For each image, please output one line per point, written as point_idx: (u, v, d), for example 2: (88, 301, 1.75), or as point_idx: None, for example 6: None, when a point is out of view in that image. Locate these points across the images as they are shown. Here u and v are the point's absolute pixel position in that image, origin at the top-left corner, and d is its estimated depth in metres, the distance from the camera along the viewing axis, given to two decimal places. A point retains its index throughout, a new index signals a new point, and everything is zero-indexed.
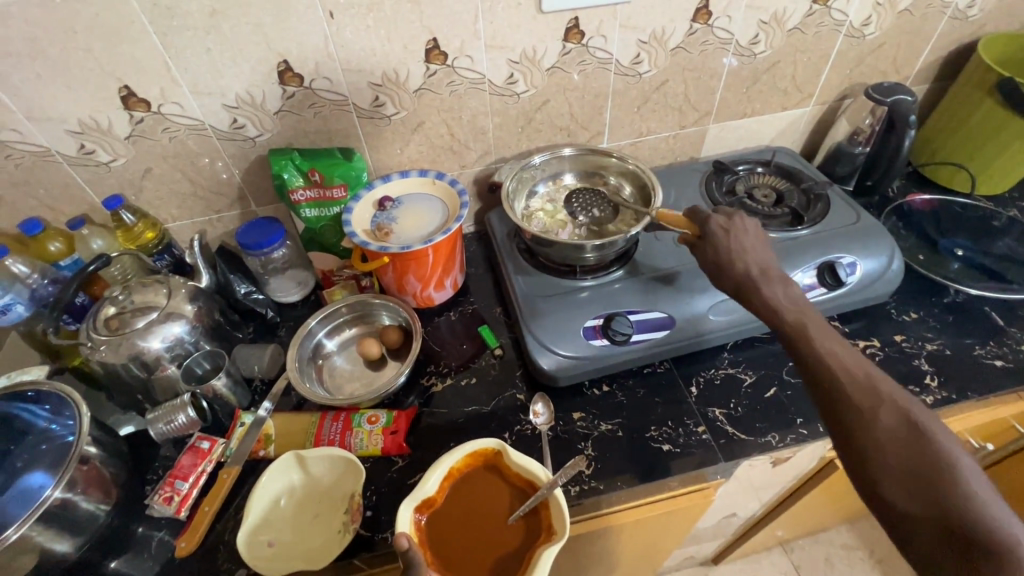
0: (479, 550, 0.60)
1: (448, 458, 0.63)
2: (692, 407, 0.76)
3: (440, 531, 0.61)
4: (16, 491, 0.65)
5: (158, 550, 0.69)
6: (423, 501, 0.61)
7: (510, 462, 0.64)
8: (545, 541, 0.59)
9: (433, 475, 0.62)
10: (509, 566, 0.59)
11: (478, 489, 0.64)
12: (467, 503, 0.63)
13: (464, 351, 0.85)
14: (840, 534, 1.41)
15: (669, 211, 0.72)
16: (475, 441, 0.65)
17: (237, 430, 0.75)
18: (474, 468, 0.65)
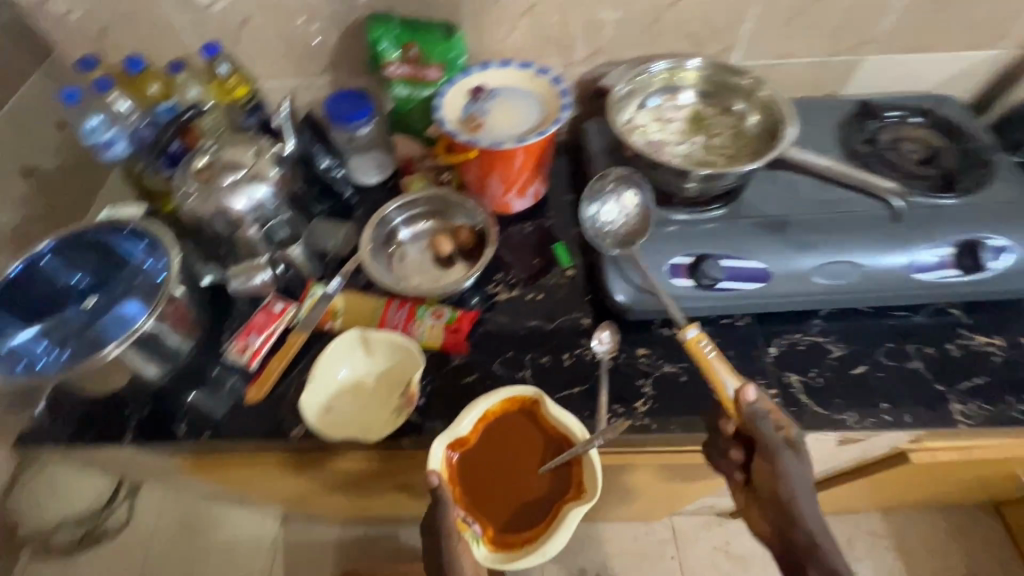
0: (509, 490, 0.65)
1: (484, 402, 0.64)
2: (767, 368, 0.71)
3: (472, 465, 0.65)
4: (112, 317, 0.69)
5: (228, 393, 0.74)
6: (456, 440, 0.63)
7: (546, 413, 0.65)
8: (576, 496, 0.63)
9: (468, 417, 0.63)
10: (535, 511, 0.64)
11: (510, 431, 0.66)
12: (500, 444, 0.66)
13: (534, 265, 0.82)
14: (871, 519, 1.37)
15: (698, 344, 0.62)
16: (513, 390, 0.65)
17: (308, 299, 0.77)
18: (509, 411, 0.66)
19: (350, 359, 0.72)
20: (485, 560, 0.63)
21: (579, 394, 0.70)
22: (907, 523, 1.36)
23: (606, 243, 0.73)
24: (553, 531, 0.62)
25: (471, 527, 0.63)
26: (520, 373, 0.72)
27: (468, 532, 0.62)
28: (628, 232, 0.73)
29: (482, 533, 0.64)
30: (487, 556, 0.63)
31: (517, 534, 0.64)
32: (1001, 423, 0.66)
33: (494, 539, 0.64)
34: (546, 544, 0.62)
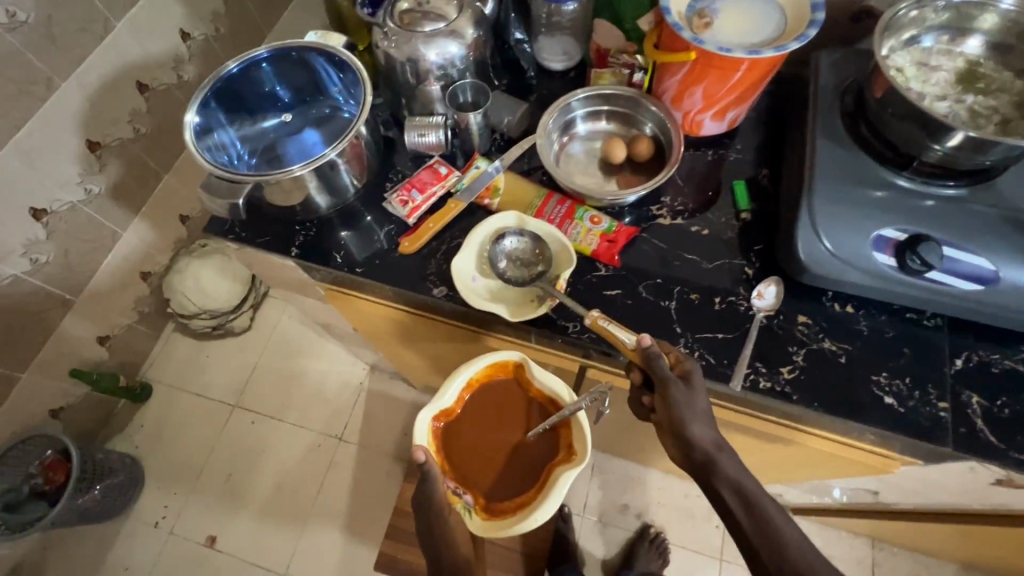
0: (499, 455, 0.72)
1: (468, 368, 0.71)
2: (944, 379, 0.62)
3: (462, 428, 0.73)
4: (293, 140, 0.76)
5: (383, 240, 0.77)
6: (442, 410, 0.71)
7: (530, 376, 0.72)
8: (567, 459, 0.70)
9: (452, 387, 0.71)
10: (525, 479, 0.71)
11: (499, 395, 0.74)
12: (487, 409, 0.74)
13: (705, 198, 0.76)
14: (944, 567, 1.27)
15: (600, 323, 0.62)
16: (499, 353, 0.72)
17: (471, 170, 0.78)
18: (496, 378, 0.74)
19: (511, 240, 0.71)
20: (478, 528, 0.69)
21: (723, 341, 0.66)
22: None
23: (533, 278, 0.69)
24: (543, 497, 0.69)
25: (462, 498, 0.70)
26: (665, 302, 0.69)
27: (460, 503, 0.69)
28: (533, 260, 0.71)
29: (473, 504, 0.70)
30: (481, 525, 0.69)
31: (509, 500, 0.70)
32: None
33: (487, 507, 0.71)
34: (538, 508, 0.67)
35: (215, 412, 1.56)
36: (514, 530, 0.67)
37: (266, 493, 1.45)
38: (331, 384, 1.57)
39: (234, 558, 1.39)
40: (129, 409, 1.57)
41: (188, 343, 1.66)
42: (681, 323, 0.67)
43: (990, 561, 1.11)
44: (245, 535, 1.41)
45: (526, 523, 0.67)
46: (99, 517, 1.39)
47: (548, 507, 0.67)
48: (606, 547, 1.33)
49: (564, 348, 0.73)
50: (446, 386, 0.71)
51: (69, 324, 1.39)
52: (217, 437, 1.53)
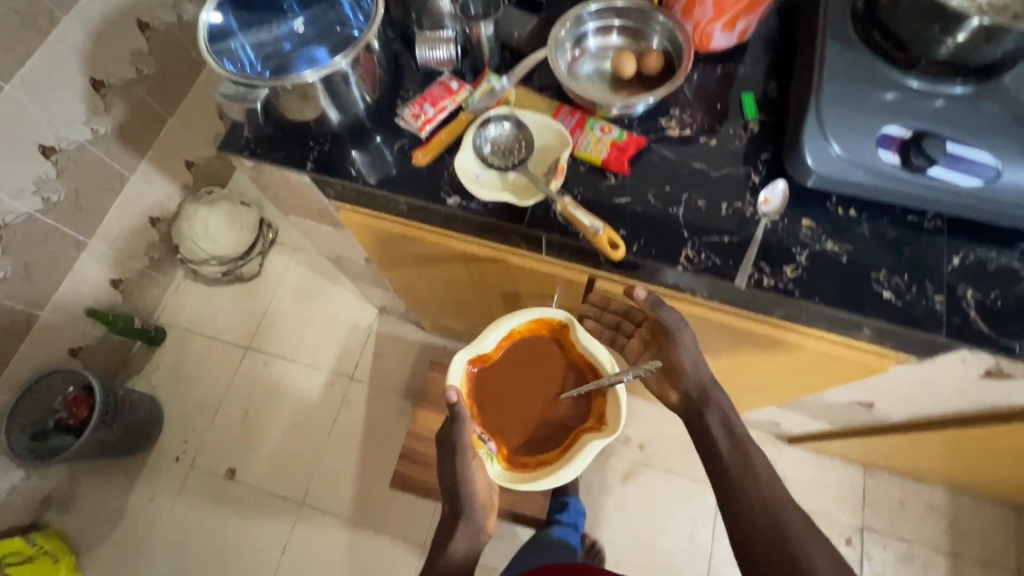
0: (529, 412, 0.76)
1: (513, 319, 0.76)
2: (941, 275, 0.65)
3: (496, 379, 0.77)
4: (300, 56, 0.74)
5: (395, 155, 0.78)
6: (480, 355, 0.76)
7: (574, 339, 0.77)
8: (596, 428, 0.74)
9: (493, 334, 0.75)
10: (551, 439, 0.75)
11: (539, 351, 0.78)
12: (523, 362, 0.78)
13: (715, 112, 0.77)
14: (932, 491, 1.33)
15: (572, 210, 0.66)
16: (545, 312, 0.76)
17: (482, 85, 0.77)
18: (538, 333, 0.78)
19: (496, 134, 0.73)
20: (498, 475, 0.74)
21: (729, 243, 0.68)
22: (970, 508, 1.31)
23: (511, 166, 0.71)
24: (566, 459, 0.73)
25: (486, 443, 0.74)
26: (673, 209, 0.70)
27: (484, 448, 0.73)
28: (516, 147, 0.73)
29: (496, 451, 0.75)
30: (501, 473, 0.74)
31: (531, 455, 0.75)
32: None
33: (508, 457, 0.75)
34: (560, 470, 0.72)
35: (229, 354, 1.60)
36: (535, 484, 0.72)
37: (282, 428, 1.51)
38: (341, 327, 1.60)
39: (253, 488, 1.45)
40: (145, 351, 1.61)
41: (200, 289, 1.68)
42: (689, 227, 0.69)
43: (977, 480, 1.16)
44: (262, 467, 1.47)
45: (547, 479, 0.71)
46: (121, 451, 1.45)
47: (571, 468, 0.71)
48: (608, 474, 1.38)
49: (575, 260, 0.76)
50: (487, 333, 0.75)
51: (83, 265, 1.41)
52: (232, 377, 1.57)
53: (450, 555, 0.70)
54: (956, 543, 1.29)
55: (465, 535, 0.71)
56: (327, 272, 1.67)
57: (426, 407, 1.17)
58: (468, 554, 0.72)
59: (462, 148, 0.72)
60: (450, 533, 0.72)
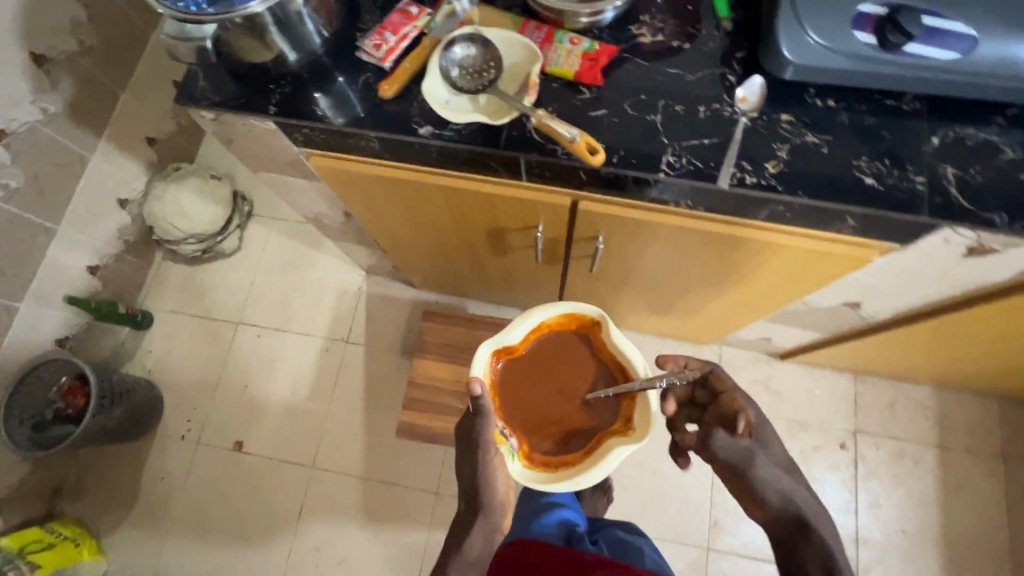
0: (554, 412, 0.75)
1: (542, 312, 0.77)
2: (922, 156, 0.65)
3: (520, 375, 0.76)
4: None
5: (361, 90, 0.75)
6: (507, 346, 0.76)
7: (603, 338, 0.77)
8: (622, 433, 0.73)
9: (521, 326, 0.76)
10: (574, 441, 0.74)
11: (566, 348, 0.78)
12: (550, 357, 0.77)
13: (687, 14, 0.74)
14: (920, 390, 1.38)
15: (548, 124, 0.64)
16: (577, 307, 0.77)
17: (442, 8, 0.72)
18: (566, 329, 0.79)
19: (463, 55, 0.70)
20: (519, 473, 0.73)
21: (709, 146, 0.67)
22: (956, 402, 1.36)
23: (482, 87, 0.69)
24: (590, 463, 0.72)
25: (508, 440, 0.73)
26: (651, 117, 0.69)
27: (506, 445, 0.72)
28: (484, 68, 0.70)
29: (517, 449, 0.73)
30: (522, 471, 0.73)
31: (553, 456, 0.74)
32: None
33: (530, 456, 0.74)
34: (582, 473, 0.71)
35: (220, 331, 1.58)
36: (557, 486, 0.71)
37: (283, 398, 1.51)
38: (330, 293, 1.59)
39: (263, 458, 1.47)
40: (134, 337, 1.59)
41: (181, 270, 1.65)
42: (668, 134, 0.68)
43: (963, 373, 1.20)
44: (269, 437, 1.49)
45: (569, 482, 0.71)
46: (126, 436, 1.45)
47: (595, 472, 0.71)
48: None
49: (557, 184, 0.74)
50: (515, 324, 0.76)
51: (55, 253, 1.37)
52: (227, 353, 1.56)
53: (464, 553, 0.67)
54: (944, 436, 1.35)
55: (479, 533, 0.68)
56: (309, 239, 1.64)
57: (423, 357, 1.17)
58: (480, 555, 0.68)
59: (428, 73, 0.69)
60: (465, 531, 0.68)
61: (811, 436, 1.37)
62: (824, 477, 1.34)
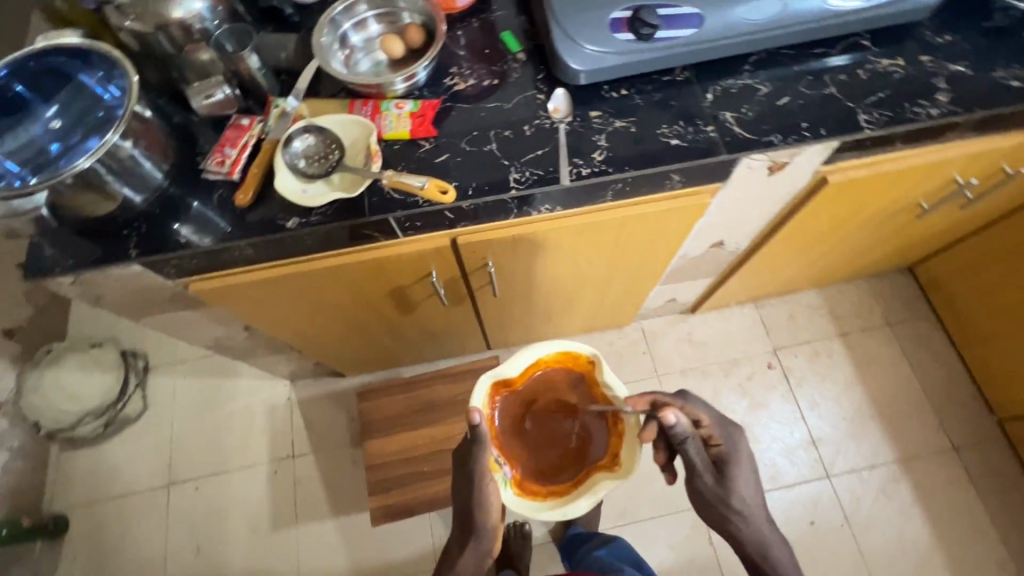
0: (548, 442, 0.79)
1: (540, 349, 0.80)
2: (705, 110, 0.79)
3: (516, 406, 0.80)
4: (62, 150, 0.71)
5: (218, 206, 0.77)
6: (503, 379, 0.80)
7: (595, 376, 0.81)
8: (607, 469, 0.77)
9: (517, 361, 0.80)
10: (564, 472, 0.78)
11: (560, 381, 0.82)
12: (545, 388, 0.81)
13: (487, 56, 0.85)
14: (809, 296, 1.57)
15: (398, 182, 0.72)
16: (572, 346, 0.81)
17: (273, 111, 0.79)
18: (560, 366, 0.82)
19: (307, 146, 0.76)
20: (509, 499, 0.76)
21: (543, 155, 0.77)
22: (839, 294, 1.57)
23: (331, 169, 0.74)
24: (578, 494, 0.76)
25: (502, 468, 0.76)
26: (487, 147, 0.78)
27: (500, 471, 0.76)
28: (328, 151, 0.75)
29: (510, 476, 0.77)
30: (512, 498, 0.76)
31: (543, 485, 0.77)
32: (900, 123, 0.77)
33: (521, 483, 0.77)
34: (568, 505, 0.75)
35: (150, 501, 1.44)
36: (544, 513, 0.75)
37: (243, 542, 1.40)
38: (259, 415, 1.51)
39: None
40: (50, 548, 1.40)
41: (84, 454, 1.49)
42: (507, 156, 0.77)
43: (830, 269, 1.39)
44: None
45: (555, 511, 0.75)
46: None
47: (581, 504, 0.75)
48: None
49: (431, 230, 0.81)
50: (513, 358, 0.80)
51: None
52: (166, 521, 1.42)
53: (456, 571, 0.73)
54: (840, 326, 1.54)
55: (471, 556, 0.74)
56: (219, 369, 1.56)
57: (373, 436, 1.15)
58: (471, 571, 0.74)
59: (277, 172, 0.74)
60: (459, 553, 0.74)
61: (743, 368, 1.50)
62: (767, 398, 1.47)
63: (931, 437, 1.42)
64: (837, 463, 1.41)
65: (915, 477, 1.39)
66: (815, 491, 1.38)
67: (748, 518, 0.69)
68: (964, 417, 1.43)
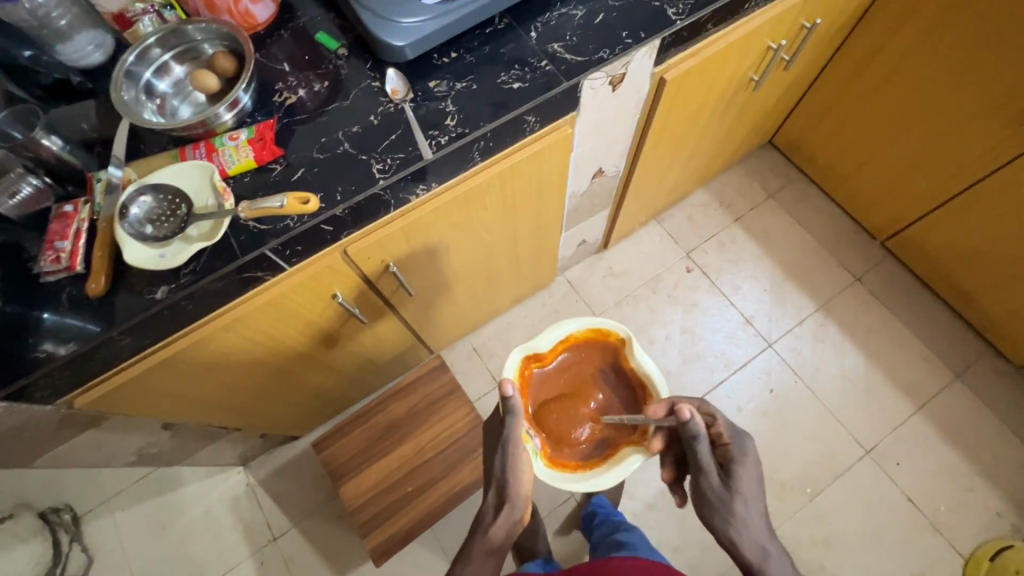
0: (581, 414, 0.89)
1: (571, 326, 0.91)
2: (534, 48, 0.81)
3: (546, 382, 0.90)
4: None
5: (72, 303, 0.69)
6: (535, 354, 0.90)
7: (627, 354, 0.91)
8: (636, 442, 0.85)
9: (547, 338, 0.90)
10: (596, 445, 0.88)
11: (593, 355, 0.92)
12: (577, 362, 0.92)
13: (308, 62, 0.82)
14: (699, 195, 1.68)
15: (258, 209, 0.68)
16: (603, 323, 0.91)
17: (96, 187, 0.72)
18: (590, 343, 0.92)
19: (151, 207, 0.69)
20: (542, 466, 0.86)
21: (398, 139, 0.76)
22: (722, 185, 1.69)
23: (183, 223, 0.69)
24: (605, 466, 0.85)
25: (534, 438, 0.86)
26: (340, 149, 0.75)
27: (531, 442, 0.85)
28: (172, 206, 0.70)
29: (540, 447, 0.87)
30: (545, 466, 0.86)
31: (575, 456, 0.87)
32: (702, 7, 0.84)
33: (551, 453, 0.87)
34: (598, 475, 0.84)
35: None
36: (572, 484, 0.84)
37: None
38: (222, 512, 1.39)
39: None
40: None
41: None
42: (363, 152, 0.75)
43: (706, 164, 1.50)
44: None
45: (586, 480, 0.84)
46: None
47: (609, 476, 0.84)
48: None
49: (318, 250, 0.78)
50: (543, 336, 0.89)
51: None
52: None
53: (488, 538, 0.75)
54: (733, 212, 1.66)
55: (503, 524, 0.76)
56: (158, 486, 1.41)
57: (345, 480, 1.10)
58: (504, 538, 0.76)
59: (122, 245, 0.67)
60: (492, 519, 0.77)
61: (667, 281, 1.59)
62: (697, 298, 1.57)
63: (838, 277, 1.58)
64: (774, 331, 1.53)
65: (837, 317, 1.54)
66: (764, 362, 1.50)
67: (746, 521, 0.72)
68: (856, 250, 1.60)
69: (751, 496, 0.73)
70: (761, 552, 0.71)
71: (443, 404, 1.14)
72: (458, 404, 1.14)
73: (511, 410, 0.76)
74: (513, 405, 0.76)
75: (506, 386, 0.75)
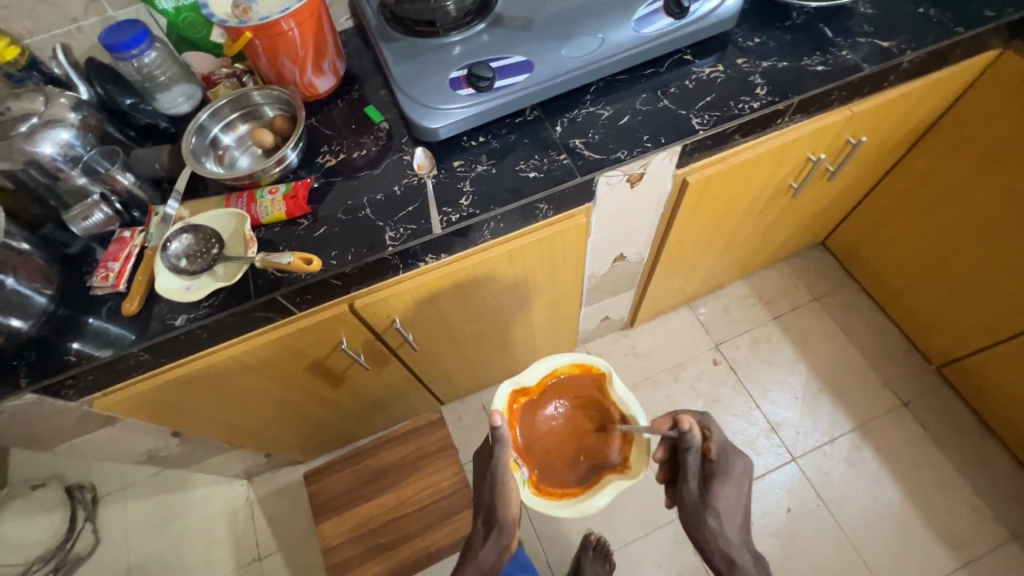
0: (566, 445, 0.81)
1: (556, 360, 0.84)
2: (556, 141, 0.85)
3: (535, 414, 0.83)
4: None
5: (109, 316, 0.79)
6: (523, 387, 0.83)
7: (610, 387, 0.84)
8: (619, 472, 0.78)
9: (533, 369, 0.83)
10: (581, 474, 0.80)
11: (577, 389, 0.85)
12: (564, 395, 0.85)
13: (353, 130, 0.91)
14: (738, 287, 1.63)
15: (274, 258, 0.74)
16: (586, 356, 0.85)
17: (153, 219, 0.82)
18: (575, 376, 0.86)
19: (192, 240, 0.79)
20: (528, 497, 0.78)
21: (414, 211, 0.82)
22: (764, 280, 1.64)
23: (213, 260, 0.77)
24: (591, 494, 0.78)
25: (521, 468, 0.79)
26: (362, 213, 0.82)
27: (519, 472, 0.78)
28: (206, 245, 0.79)
29: (528, 477, 0.80)
30: (530, 496, 0.79)
31: (559, 485, 0.79)
32: (728, 120, 0.85)
33: (537, 482, 0.80)
34: (581, 502, 0.77)
35: None
36: (559, 512, 0.77)
37: None
38: (219, 521, 1.45)
39: None
40: None
41: None
42: (381, 218, 0.82)
43: (745, 258, 1.45)
44: None
45: (571, 508, 0.77)
46: None
47: (592, 500, 0.77)
48: None
49: (328, 301, 0.84)
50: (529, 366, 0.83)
51: None
52: None
53: (479, 559, 0.79)
54: (772, 309, 1.60)
55: (491, 547, 0.78)
56: (171, 483, 1.50)
57: (326, 518, 1.12)
58: (494, 560, 0.79)
59: (158, 274, 0.77)
60: (482, 542, 0.79)
61: (690, 370, 1.53)
62: (720, 393, 1.50)
63: (880, 397, 1.46)
64: (800, 444, 1.42)
65: (874, 440, 1.41)
66: (785, 475, 1.39)
67: (718, 533, 0.69)
68: (905, 372, 1.48)
69: (728, 511, 0.70)
70: (733, 562, 0.70)
71: (432, 459, 1.15)
72: (447, 462, 1.15)
73: (499, 439, 0.73)
74: (501, 435, 0.73)
75: (495, 416, 0.72)
